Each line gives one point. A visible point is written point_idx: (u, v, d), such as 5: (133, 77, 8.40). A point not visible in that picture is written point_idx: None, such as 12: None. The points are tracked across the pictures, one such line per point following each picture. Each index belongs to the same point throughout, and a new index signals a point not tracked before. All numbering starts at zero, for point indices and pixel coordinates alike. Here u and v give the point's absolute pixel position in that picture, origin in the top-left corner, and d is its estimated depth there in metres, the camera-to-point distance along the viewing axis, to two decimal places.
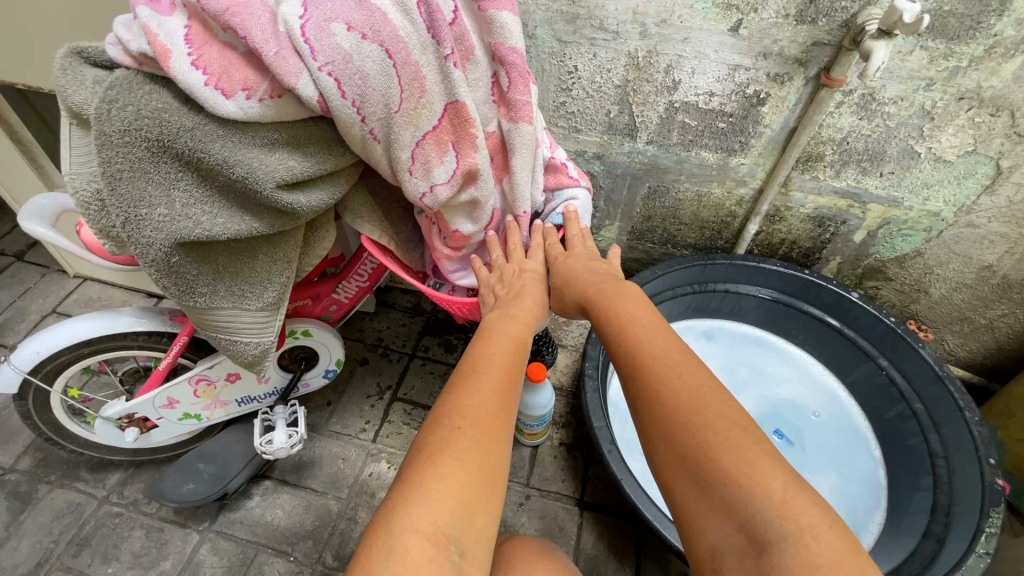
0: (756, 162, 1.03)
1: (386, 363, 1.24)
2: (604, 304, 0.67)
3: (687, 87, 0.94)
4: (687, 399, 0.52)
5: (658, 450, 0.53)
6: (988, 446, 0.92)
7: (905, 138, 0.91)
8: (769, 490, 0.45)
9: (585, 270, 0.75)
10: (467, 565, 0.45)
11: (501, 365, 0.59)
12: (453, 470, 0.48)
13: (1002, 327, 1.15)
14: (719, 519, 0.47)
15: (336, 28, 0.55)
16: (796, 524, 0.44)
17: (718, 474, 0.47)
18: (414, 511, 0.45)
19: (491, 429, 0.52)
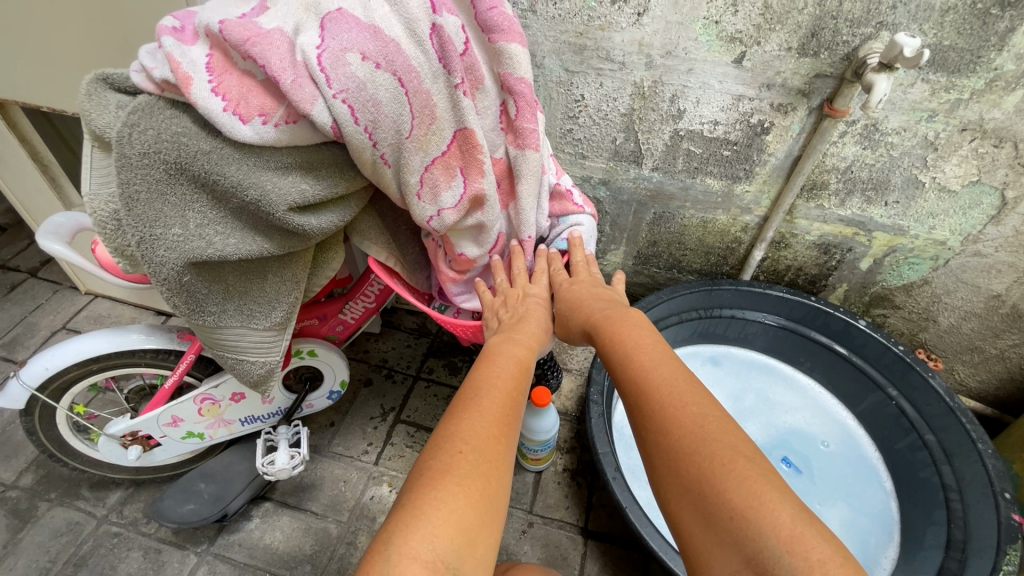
0: (760, 190, 1.04)
1: (390, 385, 1.24)
2: (608, 329, 0.67)
3: (692, 115, 0.96)
4: (691, 427, 0.51)
5: (665, 478, 0.51)
6: (1003, 480, 0.89)
7: (909, 168, 0.92)
8: (778, 525, 0.44)
9: (588, 294, 0.75)
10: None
11: (505, 390, 0.59)
12: (453, 494, 0.47)
13: (1013, 357, 1.14)
14: (727, 553, 0.45)
15: (353, 59, 0.57)
16: (807, 561, 0.42)
17: (723, 505, 0.46)
18: (413, 534, 0.44)
19: (494, 453, 0.51)
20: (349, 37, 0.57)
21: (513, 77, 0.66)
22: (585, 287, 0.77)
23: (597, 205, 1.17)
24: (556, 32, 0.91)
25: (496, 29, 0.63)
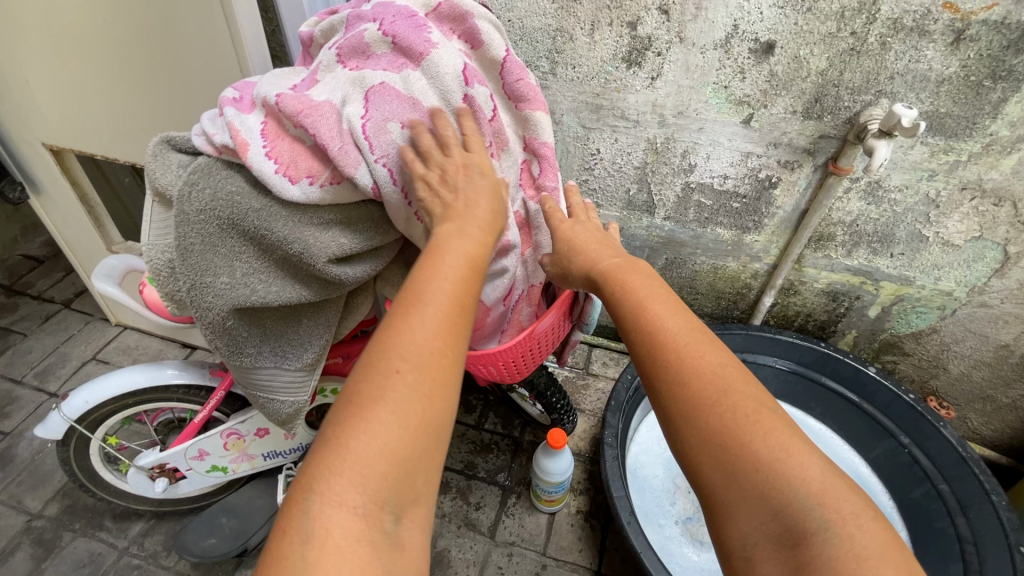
0: (769, 240, 1.08)
1: None
2: (611, 281, 0.62)
3: (702, 170, 1.01)
4: (714, 381, 0.49)
5: (680, 431, 0.50)
6: (1019, 533, 0.89)
7: (913, 223, 0.96)
8: (807, 478, 0.44)
9: (587, 238, 0.69)
10: (400, 529, 0.43)
11: (451, 294, 0.50)
12: (385, 426, 0.43)
13: None
14: (749, 507, 0.45)
15: (393, 127, 0.63)
16: (838, 513, 0.42)
17: (748, 458, 0.45)
18: (336, 483, 0.41)
19: (435, 374, 0.46)
20: (392, 108, 0.63)
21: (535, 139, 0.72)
22: (581, 228, 0.71)
23: None
24: (574, 92, 0.97)
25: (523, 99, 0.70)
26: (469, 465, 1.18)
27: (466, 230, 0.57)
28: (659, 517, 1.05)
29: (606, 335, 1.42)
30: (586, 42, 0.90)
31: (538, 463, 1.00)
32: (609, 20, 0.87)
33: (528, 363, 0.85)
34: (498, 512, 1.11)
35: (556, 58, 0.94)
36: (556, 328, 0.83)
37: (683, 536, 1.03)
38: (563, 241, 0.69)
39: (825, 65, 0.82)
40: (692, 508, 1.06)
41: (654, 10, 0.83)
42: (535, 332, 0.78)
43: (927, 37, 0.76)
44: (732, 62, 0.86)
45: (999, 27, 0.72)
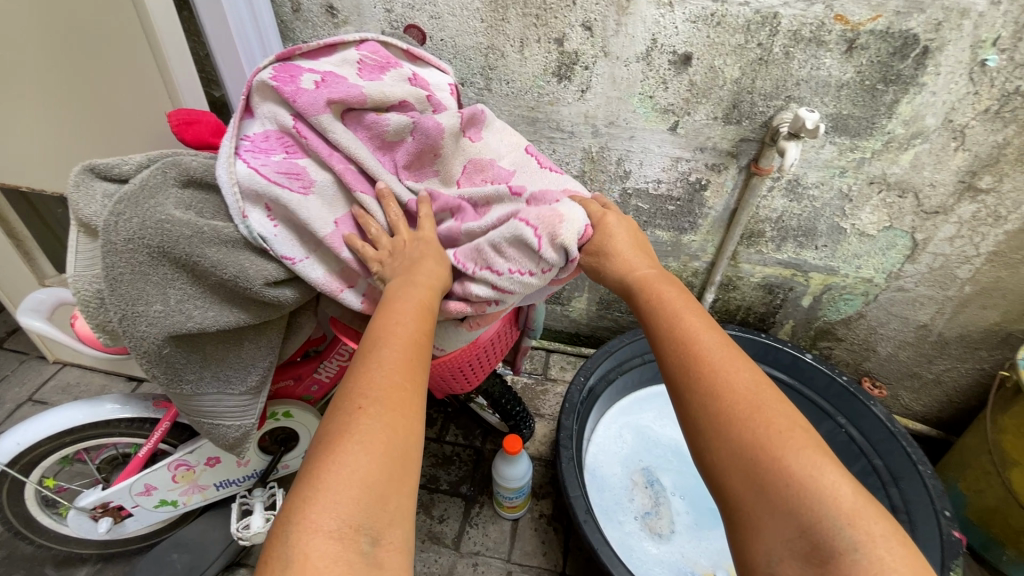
0: (705, 238, 1.13)
1: None
2: (643, 289, 0.63)
3: (637, 175, 1.06)
4: (746, 397, 0.51)
5: (708, 444, 0.51)
6: (942, 498, 0.97)
7: (831, 216, 1.03)
8: (838, 499, 0.45)
9: (623, 239, 0.67)
10: (382, 553, 0.43)
11: (412, 335, 0.55)
12: (355, 452, 0.45)
13: (948, 380, 1.23)
14: (777, 523, 0.46)
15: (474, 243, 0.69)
16: (867, 534, 0.43)
17: (774, 480, 0.47)
18: (312, 508, 0.42)
19: (400, 403, 0.49)
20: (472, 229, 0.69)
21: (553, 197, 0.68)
22: (615, 227, 0.67)
23: None
24: (510, 106, 1.01)
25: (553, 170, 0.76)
26: (431, 478, 1.18)
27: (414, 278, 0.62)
28: (618, 514, 1.08)
29: (562, 340, 1.45)
30: (517, 58, 0.94)
31: (496, 470, 1.01)
32: (537, 38, 0.91)
33: (480, 368, 0.87)
34: (462, 523, 1.11)
35: (489, 74, 0.97)
36: (505, 329, 0.86)
37: (643, 530, 1.06)
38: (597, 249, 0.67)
39: (738, 74, 0.88)
40: (650, 502, 1.10)
41: (577, 27, 0.88)
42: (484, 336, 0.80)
43: (823, 46, 0.83)
44: (654, 73, 0.91)
45: (885, 36, 0.80)
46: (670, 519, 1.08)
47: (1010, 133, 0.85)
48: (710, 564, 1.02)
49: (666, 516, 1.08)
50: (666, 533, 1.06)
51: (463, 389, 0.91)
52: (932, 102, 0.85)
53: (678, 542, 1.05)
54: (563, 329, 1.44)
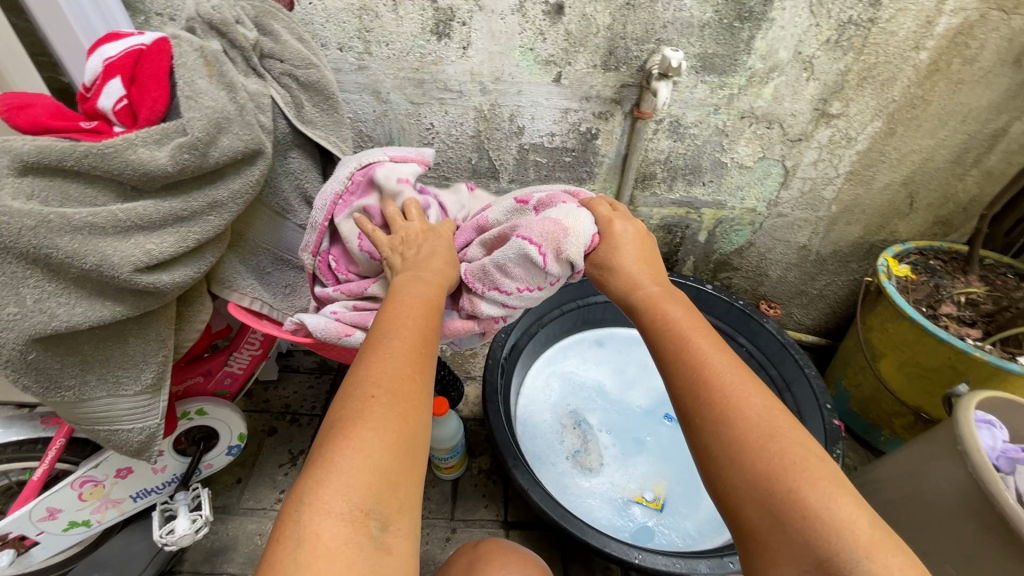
0: (604, 186, 1.18)
1: (296, 430, 1.26)
2: (646, 307, 0.66)
3: (531, 130, 1.08)
4: (760, 423, 0.52)
5: (720, 472, 0.53)
6: (824, 396, 1.09)
7: (712, 152, 1.10)
8: (855, 533, 0.45)
9: (631, 250, 0.70)
10: (389, 538, 0.48)
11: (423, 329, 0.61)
12: (368, 438, 0.50)
13: (830, 293, 1.38)
14: (793, 555, 0.47)
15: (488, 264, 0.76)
16: (888, 572, 0.43)
17: (790, 506, 0.47)
18: (325, 492, 0.47)
19: (411, 401, 0.54)
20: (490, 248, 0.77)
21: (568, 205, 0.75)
22: (623, 237, 0.71)
23: None
24: (395, 69, 0.99)
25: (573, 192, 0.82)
26: None
27: (421, 276, 0.68)
28: (551, 457, 1.13)
29: None
30: (393, 18, 0.92)
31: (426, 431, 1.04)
32: None
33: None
34: None
35: (367, 36, 0.94)
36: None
37: (575, 467, 1.12)
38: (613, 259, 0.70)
39: (610, 20, 0.91)
40: (579, 442, 1.16)
41: None
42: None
43: None
44: (530, 25, 0.92)
45: None
46: (598, 453, 1.14)
47: (850, 60, 0.95)
48: (637, 486, 1.10)
49: (594, 451, 1.14)
50: (594, 466, 1.12)
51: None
52: (783, 36, 0.92)
53: (607, 474, 1.11)
54: None
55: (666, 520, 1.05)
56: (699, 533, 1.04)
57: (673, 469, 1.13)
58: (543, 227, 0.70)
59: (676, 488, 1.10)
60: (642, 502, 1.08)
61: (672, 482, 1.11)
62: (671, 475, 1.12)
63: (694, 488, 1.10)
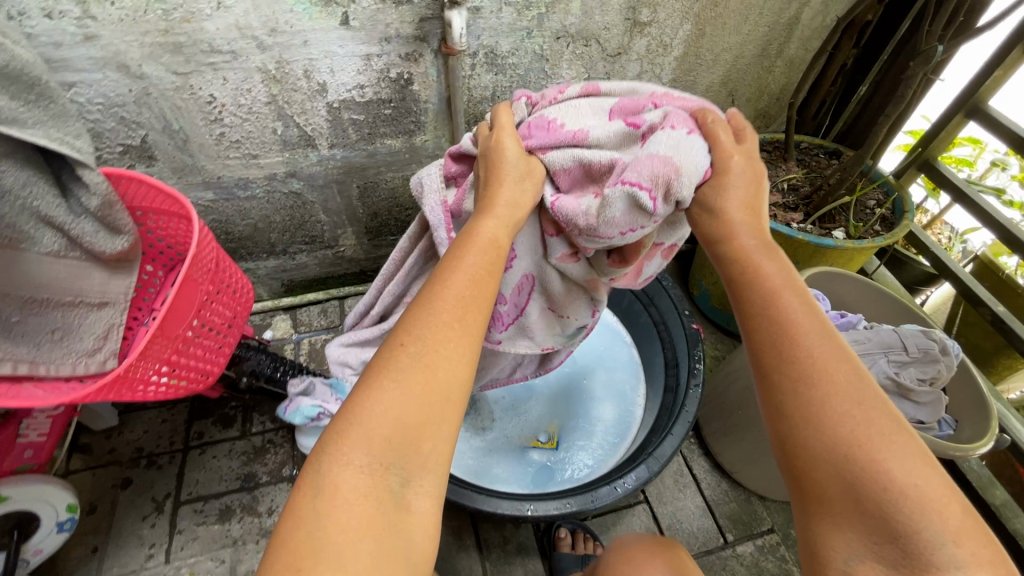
0: (436, 135, 1.09)
1: (155, 473, 1.10)
2: (734, 259, 0.60)
3: (335, 86, 0.94)
4: (846, 389, 0.50)
5: (800, 432, 0.51)
6: (682, 301, 1.08)
7: (538, 81, 1.04)
8: (945, 517, 0.46)
9: (739, 194, 0.60)
10: (408, 491, 0.56)
11: (468, 275, 0.64)
12: (390, 394, 0.57)
13: None
14: (866, 522, 0.48)
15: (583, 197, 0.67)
16: (969, 553, 0.45)
17: (878, 476, 0.47)
18: (345, 440, 0.56)
19: (436, 357, 0.60)
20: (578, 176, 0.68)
21: (678, 129, 0.60)
22: (733, 179, 0.60)
23: (303, 198, 1.13)
24: (134, 35, 0.79)
25: (679, 98, 0.66)
26: (248, 475, 1.10)
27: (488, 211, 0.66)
28: None
29: (350, 283, 1.41)
30: None
31: (293, 407, 0.92)
32: None
33: (214, 335, 0.79)
34: None
35: None
36: (231, 264, 0.81)
37: (466, 430, 1.09)
38: (714, 215, 0.61)
39: None
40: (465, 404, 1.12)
41: None
42: (208, 268, 0.72)
43: None
44: None
45: None
46: (488, 411, 1.12)
47: None
48: (531, 432, 1.10)
49: (484, 411, 1.12)
50: (486, 424, 1.10)
51: (203, 384, 0.79)
52: None
53: (502, 428, 1.11)
54: (347, 270, 1.36)
55: (562, 457, 1.07)
56: (594, 459, 1.06)
57: (564, 405, 1.15)
58: (638, 164, 0.58)
59: (568, 425, 1.12)
60: (537, 446, 1.08)
61: (565, 419, 1.13)
62: (562, 413, 1.14)
63: (585, 421, 1.12)
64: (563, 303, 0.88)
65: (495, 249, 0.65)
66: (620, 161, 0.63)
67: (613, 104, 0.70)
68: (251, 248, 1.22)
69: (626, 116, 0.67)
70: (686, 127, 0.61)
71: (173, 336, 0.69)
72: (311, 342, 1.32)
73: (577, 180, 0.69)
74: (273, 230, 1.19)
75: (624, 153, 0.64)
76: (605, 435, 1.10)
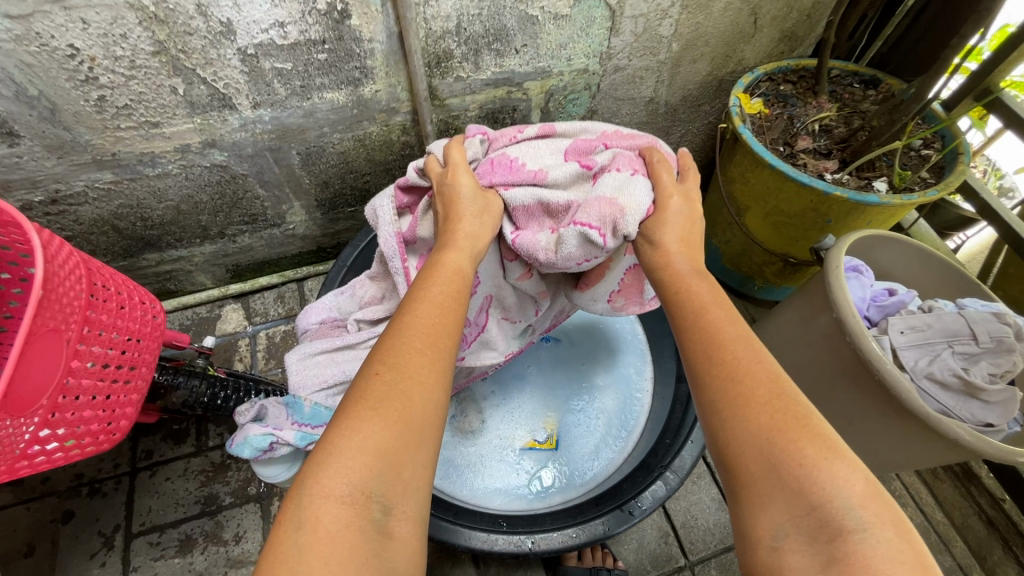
0: (389, 84, 0.86)
1: (99, 503, 0.96)
2: (673, 286, 0.60)
3: (243, 25, 0.70)
4: (761, 379, 0.50)
5: (730, 425, 0.49)
6: None
7: (515, 6, 0.80)
8: (851, 484, 0.44)
9: (676, 225, 0.63)
10: (390, 522, 0.48)
11: (434, 300, 0.59)
12: (371, 421, 0.50)
13: (686, 145, 1.21)
14: (787, 502, 0.44)
15: (540, 232, 0.70)
16: (875, 517, 0.42)
17: (794, 454, 0.45)
18: (323, 475, 0.47)
19: (415, 376, 0.53)
20: (535, 212, 0.70)
21: (623, 172, 0.66)
22: (675, 214, 0.64)
23: (230, 172, 0.91)
24: None
25: (628, 141, 0.72)
26: (208, 498, 0.97)
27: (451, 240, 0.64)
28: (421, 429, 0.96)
29: (308, 262, 1.21)
30: None
31: (242, 432, 0.76)
32: None
33: (117, 379, 0.58)
34: (263, 528, 0.95)
35: None
36: (111, 280, 0.60)
37: (453, 435, 0.95)
38: (655, 237, 0.63)
39: None
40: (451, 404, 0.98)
41: None
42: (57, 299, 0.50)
43: None
44: None
45: None
46: (478, 411, 0.98)
47: None
48: (527, 430, 0.98)
49: (472, 413, 0.97)
50: (474, 426, 0.96)
51: (106, 440, 0.58)
52: None
53: (495, 429, 0.97)
54: (301, 248, 1.16)
55: (563, 457, 0.95)
56: (600, 456, 0.94)
57: (564, 396, 1.02)
58: (594, 207, 0.63)
59: (568, 420, 0.99)
60: (535, 446, 0.96)
61: (565, 412, 1.00)
62: (561, 406, 1.00)
63: (587, 413, 0.99)
64: (517, 315, 0.85)
65: (460, 275, 0.62)
66: (574, 201, 0.68)
67: (567, 145, 0.74)
68: (178, 235, 1.01)
69: (580, 158, 0.71)
70: (634, 170, 0.67)
71: (31, 409, 0.48)
72: (269, 335, 1.15)
73: (538, 217, 0.70)
74: (201, 211, 0.97)
75: (580, 192, 0.68)
76: (610, 427, 0.97)
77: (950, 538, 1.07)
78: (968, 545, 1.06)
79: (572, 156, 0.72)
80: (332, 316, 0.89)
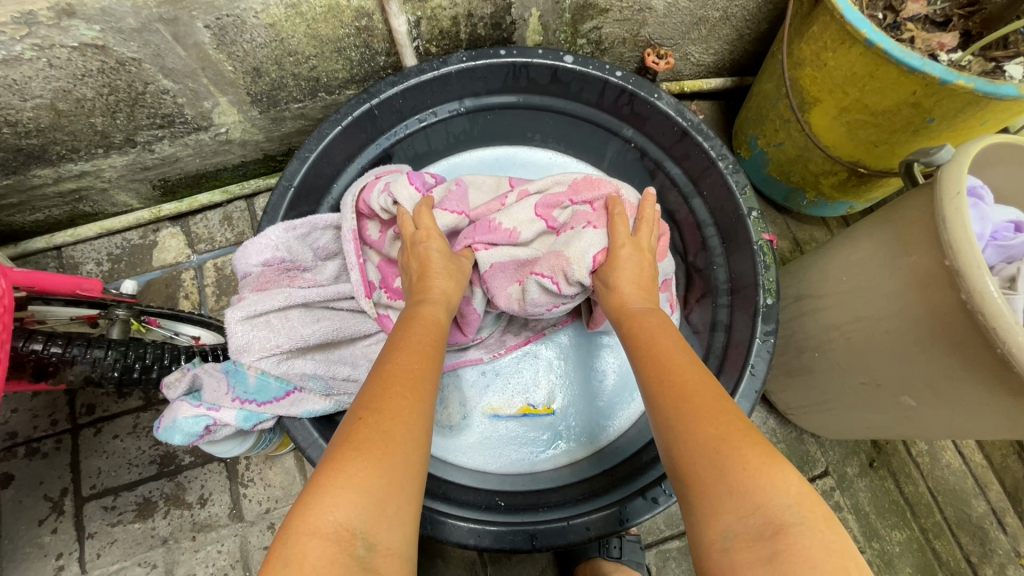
0: None
1: (40, 464, 0.84)
2: (629, 326, 0.61)
3: None
4: (697, 393, 0.48)
5: (674, 442, 0.46)
6: (748, 197, 0.74)
7: None
8: (787, 483, 0.40)
9: (627, 272, 0.67)
10: (378, 559, 0.38)
11: (414, 346, 0.53)
12: (361, 452, 0.41)
13: (738, 14, 0.90)
14: (733, 505, 0.41)
15: (512, 283, 0.77)
16: (814, 514, 0.39)
17: (735, 457, 0.42)
18: (310, 505, 0.38)
19: (403, 408, 0.45)
20: (510, 267, 0.76)
21: (580, 226, 0.73)
22: (626, 262, 0.68)
23: (113, 55, 0.65)
24: None
25: (591, 191, 0.76)
26: (165, 457, 0.85)
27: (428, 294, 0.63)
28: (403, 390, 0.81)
29: (256, 173, 0.98)
30: None
31: (172, 408, 0.63)
32: None
33: None
34: (230, 489, 0.84)
35: None
36: None
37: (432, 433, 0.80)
38: (615, 280, 0.67)
39: None
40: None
41: None
42: None
43: None
44: None
45: None
46: (461, 396, 0.82)
47: None
48: (518, 395, 0.83)
49: (454, 402, 0.82)
50: (458, 417, 0.81)
51: None
52: None
53: (482, 409, 0.82)
54: (243, 156, 0.92)
55: (565, 417, 0.82)
56: (606, 413, 0.82)
57: (555, 348, 0.86)
58: (548, 259, 0.73)
59: (567, 376, 0.84)
60: (529, 412, 0.82)
61: (558, 366, 0.85)
62: (556, 363, 0.85)
63: (586, 365, 0.85)
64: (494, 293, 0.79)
65: (438, 325, 0.58)
66: (538, 255, 0.76)
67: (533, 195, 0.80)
68: (69, 143, 0.76)
69: (546, 214, 0.77)
70: (589, 223, 0.73)
71: None
72: (218, 266, 0.96)
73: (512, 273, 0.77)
74: (92, 110, 0.72)
75: (542, 246, 0.78)
76: (610, 376, 0.84)
77: (988, 480, 0.95)
78: (1005, 487, 0.95)
79: (541, 211, 0.77)
80: (279, 257, 0.71)
